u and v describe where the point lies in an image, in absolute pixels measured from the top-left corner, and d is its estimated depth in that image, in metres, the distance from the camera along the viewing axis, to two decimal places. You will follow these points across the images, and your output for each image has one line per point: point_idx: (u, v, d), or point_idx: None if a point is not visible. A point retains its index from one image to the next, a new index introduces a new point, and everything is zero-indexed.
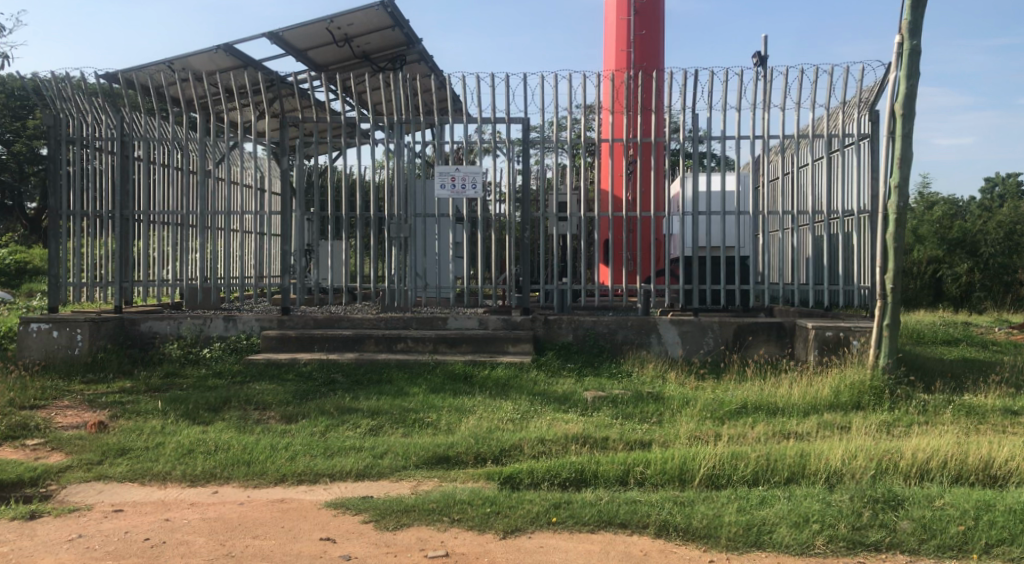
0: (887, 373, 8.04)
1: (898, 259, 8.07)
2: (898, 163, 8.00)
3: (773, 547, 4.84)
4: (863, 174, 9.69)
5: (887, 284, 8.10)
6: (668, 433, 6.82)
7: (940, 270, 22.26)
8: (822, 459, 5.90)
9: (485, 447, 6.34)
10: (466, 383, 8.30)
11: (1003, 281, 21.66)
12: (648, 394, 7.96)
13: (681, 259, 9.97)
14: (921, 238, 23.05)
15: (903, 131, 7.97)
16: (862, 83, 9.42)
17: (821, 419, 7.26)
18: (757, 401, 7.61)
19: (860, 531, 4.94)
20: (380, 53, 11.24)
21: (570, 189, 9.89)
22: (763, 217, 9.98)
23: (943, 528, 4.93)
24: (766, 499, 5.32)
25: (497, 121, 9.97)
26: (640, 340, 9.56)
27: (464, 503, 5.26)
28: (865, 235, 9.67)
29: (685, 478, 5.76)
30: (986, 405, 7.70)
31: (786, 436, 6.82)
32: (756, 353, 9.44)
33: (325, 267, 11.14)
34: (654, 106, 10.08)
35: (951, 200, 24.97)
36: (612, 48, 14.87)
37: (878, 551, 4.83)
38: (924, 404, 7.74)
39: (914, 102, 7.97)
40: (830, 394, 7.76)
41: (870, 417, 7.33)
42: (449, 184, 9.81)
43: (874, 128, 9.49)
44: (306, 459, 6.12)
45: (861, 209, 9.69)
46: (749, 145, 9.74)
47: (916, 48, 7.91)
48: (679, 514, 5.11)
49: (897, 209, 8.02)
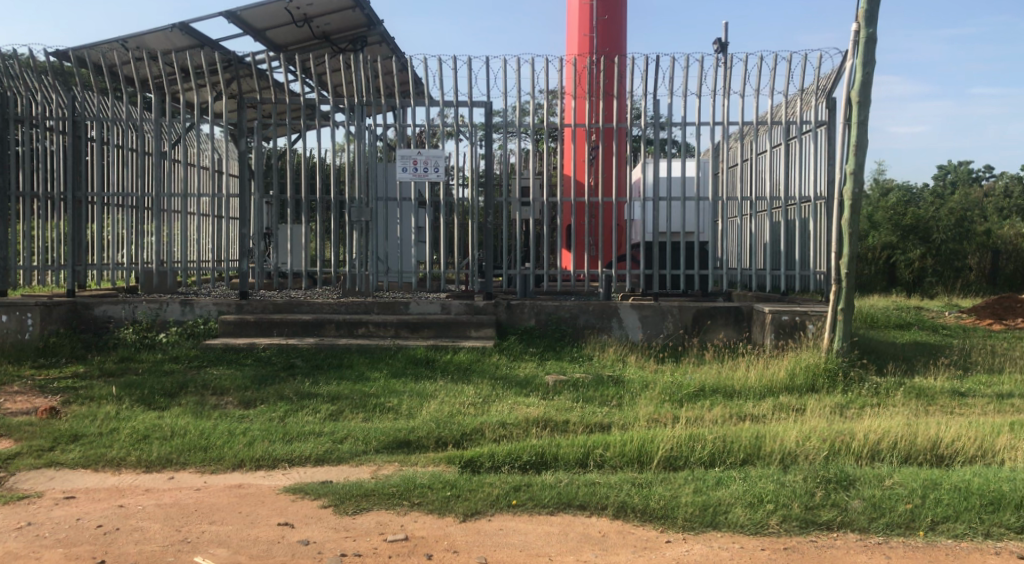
0: (841, 356, 8.21)
1: (853, 244, 8.20)
2: (853, 150, 8.13)
3: (729, 526, 4.91)
4: (820, 160, 9.88)
5: (841, 269, 8.27)
6: (628, 416, 6.88)
7: (893, 256, 22.57)
8: (776, 441, 6.01)
9: (446, 431, 6.36)
10: (428, 368, 8.30)
11: (952, 267, 22.28)
12: (609, 378, 8.03)
13: (642, 244, 10.09)
14: (876, 224, 23.21)
15: (858, 119, 8.10)
16: (820, 71, 9.58)
17: (777, 402, 7.38)
18: (715, 385, 7.72)
19: (813, 510, 5.03)
20: (341, 34, 11.09)
21: (532, 173, 9.91)
22: (723, 204, 10.09)
23: (891, 507, 5.04)
24: (722, 480, 5.41)
25: (460, 105, 9.95)
26: (602, 324, 9.62)
27: (424, 487, 5.27)
28: (822, 220, 9.92)
29: (644, 460, 5.84)
30: (936, 387, 7.89)
31: (742, 418, 6.93)
32: (714, 337, 9.56)
33: (285, 251, 11.10)
34: (617, 91, 10.13)
35: (905, 187, 25.43)
36: (576, 32, 14.89)
37: (830, 530, 4.92)
38: (876, 386, 7.91)
39: (870, 89, 8.09)
40: (785, 376, 7.90)
41: (824, 399, 7.48)
42: (412, 167, 9.78)
43: (831, 116, 9.71)
44: (265, 444, 6.08)
45: (818, 196, 9.90)
46: (710, 131, 9.85)
47: (872, 36, 8.01)
48: (638, 495, 5.18)
49: (852, 195, 8.16)
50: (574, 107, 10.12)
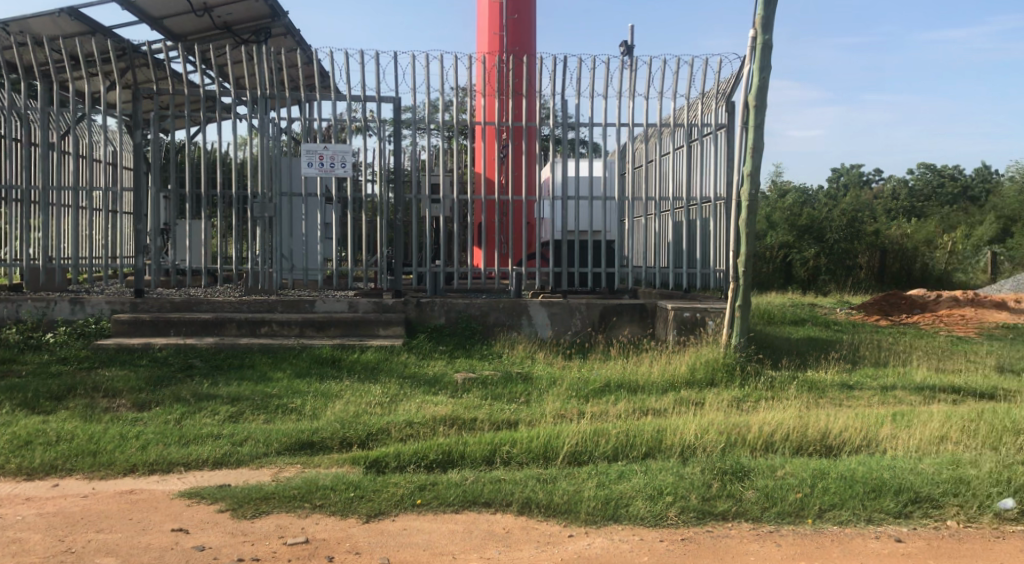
0: (739, 351, 8.47)
1: (751, 243, 8.46)
2: (751, 152, 8.39)
3: (629, 519, 5.00)
4: (720, 162, 10.18)
5: (739, 268, 8.53)
6: (534, 413, 6.92)
7: (790, 254, 23.40)
8: (677, 435, 6.15)
9: (351, 431, 6.27)
10: (334, 367, 8.17)
11: (845, 265, 23.29)
12: (517, 375, 8.07)
13: (550, 243, 10.19)
14: (774, 224, 24.05)
15: (755, 122, 8.36)
16: (720, 75, 9.86)
17: (678, 396, 7.56)
18: (620, 380, 7.85)
19: (709, 501, 5.17)
20: (243, 24, 10.68)
21: (441, 170, 9.87)
22: (629, 203, 10.28)
23: (782, 496, 5.23)
24: (624, 474, 5.51)
25: (367, 100, 9.83)
26: (511, 322, 9.65)
27: (326, 489, 5.19)
28: (721, 220, 10.23)
29: (549, 456, 5.88)
30: (826, 380, 8.23)
31: (644, 413, 7.07)
32: (620, 333, 9.72)
33: (183, 248, 10.77)
34: (525, 89, 10.18)
35: (801, 189, 26.41)
36: (486, 30, 14.92)
37: (725, 520, 5.06)
38: (771, 380, 8.19)
39: (766, 93, 8.36)
40: (687, 371, 8.11)
41: (722, 392, 7.70)
42: (317, 162, 9.58)
43: (730, 120, 10.01)
44: (159, 448, 5.87)
45: (718, 196, 10.21)
46: (616, 131, 10.00)
47: (768, 42, 8.28)
48: (542, 491, 5.22)
49: (750, 196, 8.41)
50: (484, 105, 10.13)
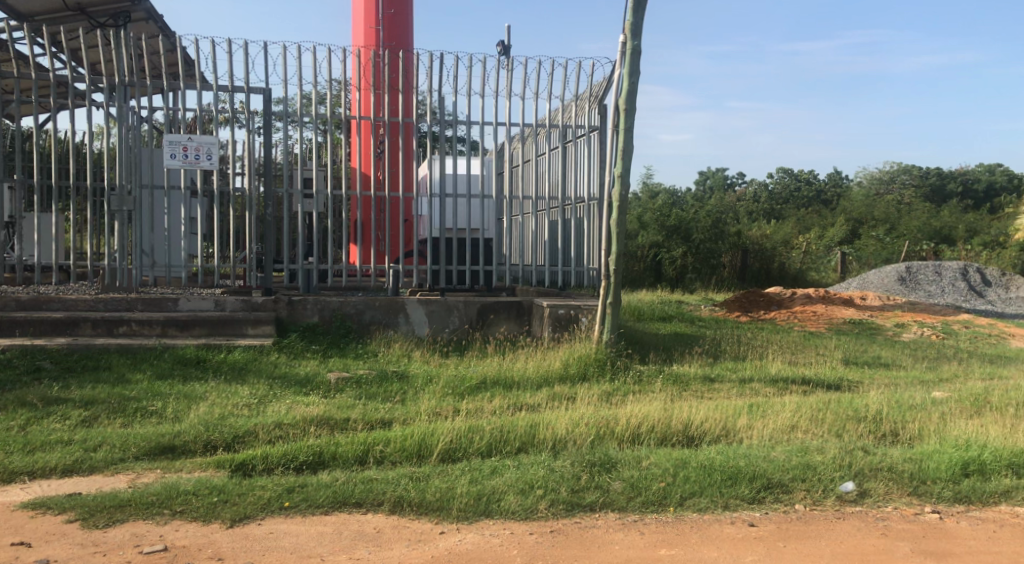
0: (610, 347, 8.68)
1: (622, 242, 8.68)
2: (621, 154, 8.61)
3: (501, 514, 5.03)
4: (592, 163, 10.41)
5: (611, 266, 8.73)
6: (409, 411, 6.87)
7: (660, 254, 24.18)
8: (549, 429, 6.24)
9: (216, 434, 6.04)
10: (199, 368, 7.85)
11: (709, 264, 24.19)
12: (391, 373, 7.98)
13: (427, 240, 10.14)
14: (645, 224, 24.76)
15: (626, 125, 8.57)
16: (593, 78, 10.09)
17: (551, 391, 7.67)
18: (495, 377, 7.90)
19: (578, 493, 5.27)
20: (98, 7, 10.08)
21: (315, 165, 9.65)
22: (505, 202, 10.37)
23: (647, 486, 5.39)
24: (497, 469, 5.54)
25: (236, 90, 9.50)
26: (387, 320, 9.53)
27: (188, 494, 4.98)
28: (594, 220, 10.46)
29: (423, 454, 5.84)
30: (690, 373, 8.56)
31: (518, 408, 7.14)
32: (496, 331, 9.79)
33: (31, 242, 10.13)
34: (402, 85, 10.09)
35: (671, 191, 27.32)
36: (361, 24, 14.69)
37: (592, 511, 5.16)
38: (639, 374, 8.44)
39: (636, 97, 8.59)
40: (560, 366, 8.25)
41: (593, 387, 7.87)
42: (181, 153, 9.14)
43: (602, 122, 10.25)
44: (1, 456, 5.47)
45: (591, 197, 10.45)
46: (492, 130, 10.06)
47: (638, 47, 8.51)
48: (414, 489, 5.18)
49: (621, 197, 8.63)
50: (359, 99, 9.99)
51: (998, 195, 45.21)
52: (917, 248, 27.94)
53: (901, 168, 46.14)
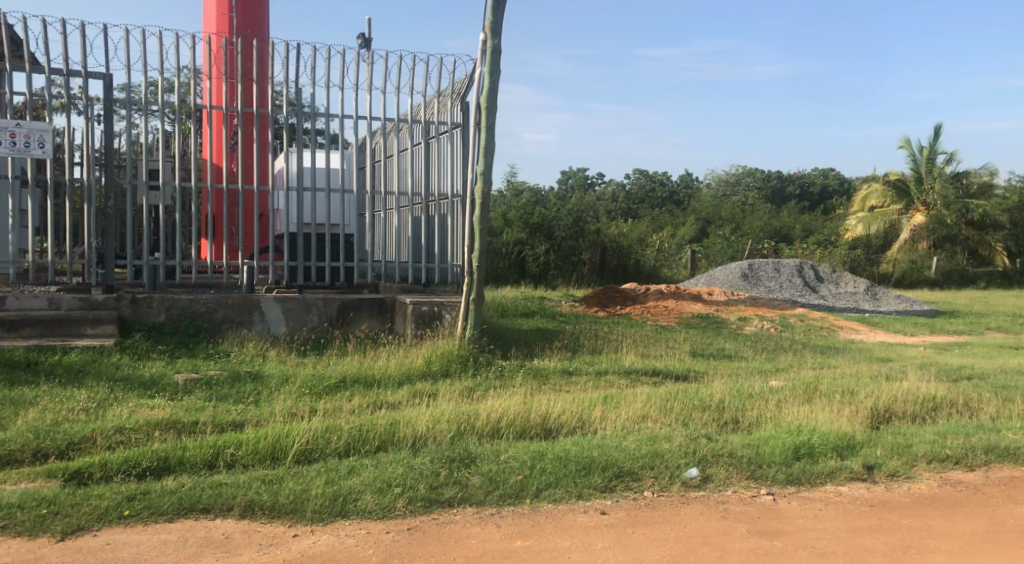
0: (472, 343, 8.71)
1: (484, 238, 8.73)
2: (483, 151, 8.65)
3: (357, 514, 4.95)
4: (455, 160, 10.39)
5: (473, 262, 8.76)
6: (262, 412, 6.64)
7: (523, 251, 24.40)
8: (409, 427, 6.19)
9: (47, 442, 5.64)
10: (29, 372, 7.31)
11: (570, 262, 24.66)
12: (244, 373, 7.71)
13: (285, 236, 9.84)
14: (509, 222, 24.91)
15: (486, 123, 8.61)
16: (455, 75, 10.08)
17: (411, 389, 7.62)
18: (354, 375, 7.77)
19: (437, 489, 5.26)
20: None
21: (162, 155, 9.17)
22: (367, 197, 10.20)
23: (504, 479, 5.45)
24: (354, 469, 5.45)
25: (72, 75, 8.89)
26: (241, 319, 9.17)
27: (12, 507, 4.63)
28: (458, 216, 10.47)
29: (277, 456, 5.67)
30: (550, 368, 8.72)
31: (377, 407, 7.04)
32: (357, 328, 9.64)
33: None
34: (256, 75, 9.75)
35: (534, 189, 27.72)
36: (212, 10, 14.08)
37: (451, 506, 5.16)
38: (500, 369, 8.51)
39: (496, 95, 8.65)
40: (422, 363, 8.20)
41: (454, 383, 7.86)
42: (9, 141, 8.50)
43: (465, 119, 10.24)
44: None
45: (455, 194, 10.44)
46: (353, 123, 9.89)
47: (497, 46, 8.58)
48: (266, 492, 5.03)
49: (483, 194, 8.67)
50: (211, 89, 9.58)
51: (831, 197, 48.49)
52: (759, 246, 29.59)
53: (746, 171, 48.72)
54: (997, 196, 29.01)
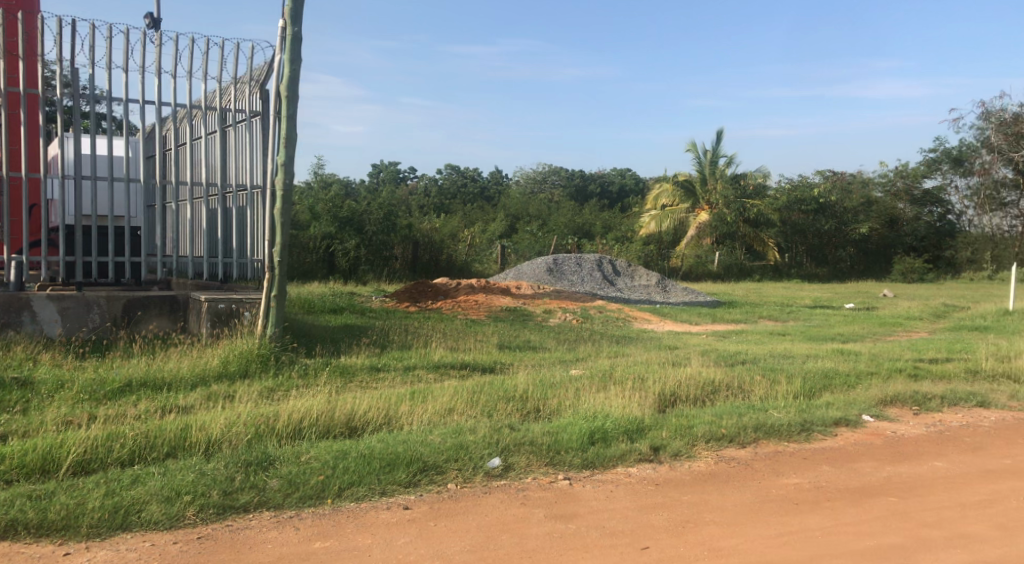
0: (273, 341, 8.42)
1: (286, 232, 8.46)
2: (284, 142, 8.39)
3: (140, 526, 4.67)
4: (255, 151, 10.02)
5: (274, 257, 8.48)
6: (33, 422, 6.09)
7: (332, 246, 23.27)
8: (202, 431, 5.90)
9: None
10: None
11: (381, 256, 24.00)
12: (13, 380, 7.03)
13: (62, 228, 9.07)
14: (317, 216, 23.68)
15: (287, 113, 8.35)
16: (253, 62, 9.72)
17: (206, 391, 7.26)
18: (142, 378, 7.31)
19: (231, 495, 5.05)
20: None
21: None
22: (157, 188, 9.61)
23: (304, 481, 5.32)
24: (138, 478, 5.12)
25: None
26: (8, 320, 8.35)
27: None
28: (258, 209, 10.07)
29: (48, 470, 5.22)
30: (356, 365, 8.61)
31: (168, 411, 6.65)
32: (146, 327, 9.06)
33: None
34: (25, 52, 8.90)
35: (344, 182, 27.16)
36: None
37: (246, 512, 4.98)
38: (304, 368, 8.29)
39: (297, 85, 8.41)
40: (218, 364, 7.84)
41: (253, 384, 7.57)
42: None
43: (265, 107, 9.93)
44: None
45: (254, 185, 10.06)
46: (140, 109, 9.28)
47: (298, 35, 8.34)
48: (33, 509, 4.64)
49: (284, 187, 8.41)
50: None
51: (629, 195, 51.03)
52: (563, 242, 30.60)
53: (551, 168, 50.22)
54: (770, 196, 31.77)
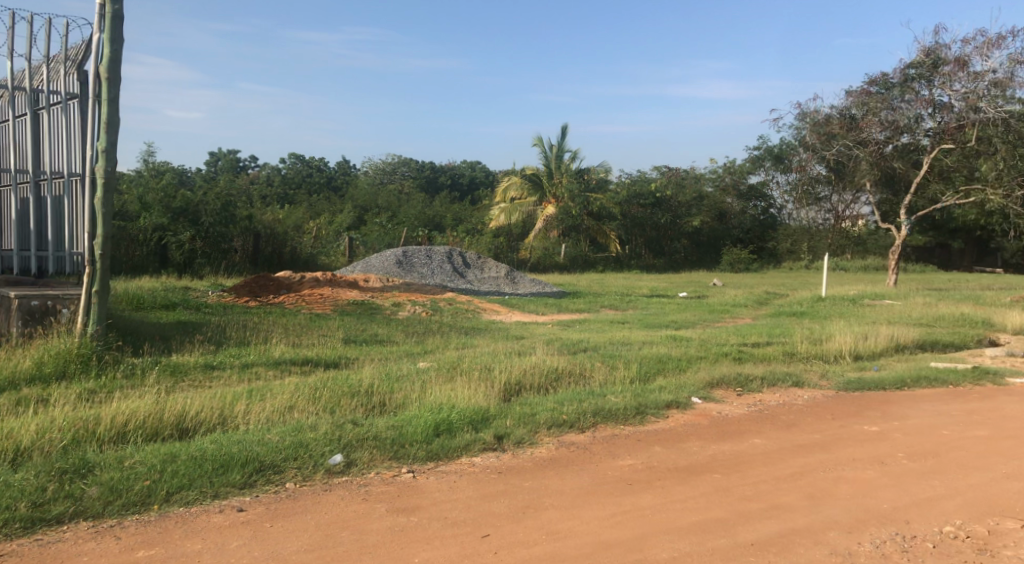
0: (96, 340, 7.90)
1: (108, 224, 7.94)
2: (104, 126, 7.85)
3: None
4: (73, 136, 9.30)
5: (95, 250, 7.95)
6: None
7: (164, 238, 21.62)
8: (11, 439, 5.47)
9: None
10: None
11: (220, 248, 22.62)
12: None
13: None
14: (146, 207, 21.90)
15: (107, 95, 7.82)
16: (68, 40, 9.03)
17: (17, 395, 6.73)
18: None
19: (41, 507, 4.76)
20: None
21: None
22: None
23: (128, 487, 5.03)
24: None
25: None
26: None
27: None
28: (77, 199, 9.36)
29: None
30: (189, 363, 8.21)
31: None
32: None
33: None
34: None
35: (179, 171, 25.75)
36: None
37: (59, 524, 4.69)
38: (132, 367, 7.81)
39: (118, 66, 7.89)
40: (31, 366, 7.30)
41: (72, 386, 7.08)
42: None
43: (82, 90, 9.14)
44: None
45: (73, 173, 9.35)
46: None
47: (118, 13, 7.83)
48: None
49: (105, 174, 7.88)
50: None
51: (479, 187, 51.32)
52: (413, 234, 30.38)
53: (400, 160, 49.71)
54: (613, 190, 32.86)
